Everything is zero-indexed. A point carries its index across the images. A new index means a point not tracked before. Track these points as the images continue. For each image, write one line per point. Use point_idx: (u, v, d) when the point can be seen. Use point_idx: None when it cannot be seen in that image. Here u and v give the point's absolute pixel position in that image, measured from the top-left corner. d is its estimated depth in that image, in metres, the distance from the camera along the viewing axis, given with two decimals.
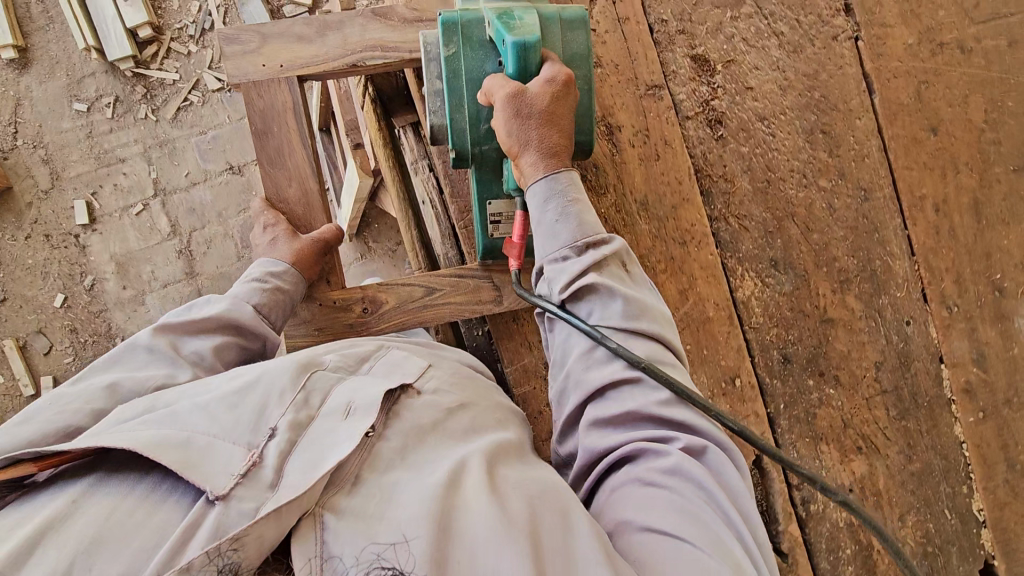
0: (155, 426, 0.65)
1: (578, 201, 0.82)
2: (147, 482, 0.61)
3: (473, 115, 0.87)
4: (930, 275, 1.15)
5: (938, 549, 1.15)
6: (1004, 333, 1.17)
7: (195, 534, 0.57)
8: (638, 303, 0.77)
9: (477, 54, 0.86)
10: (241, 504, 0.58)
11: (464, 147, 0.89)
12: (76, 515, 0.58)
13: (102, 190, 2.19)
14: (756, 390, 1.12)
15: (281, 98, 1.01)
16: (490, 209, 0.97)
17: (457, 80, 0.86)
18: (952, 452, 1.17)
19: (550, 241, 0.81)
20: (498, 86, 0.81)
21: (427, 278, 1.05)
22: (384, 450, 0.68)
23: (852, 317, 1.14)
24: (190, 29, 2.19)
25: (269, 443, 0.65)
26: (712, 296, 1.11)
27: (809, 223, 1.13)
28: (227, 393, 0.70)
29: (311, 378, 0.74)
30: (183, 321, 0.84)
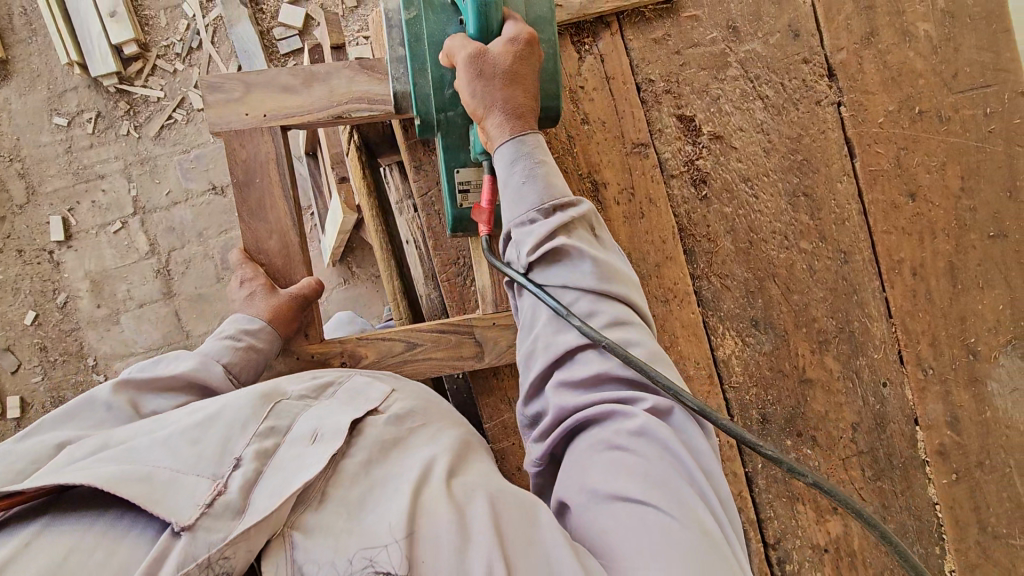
0: (113, 463, 0.63)
1: (546, 163, 0.81)
2: (106, 519, 0.59)
3: (437, 80, 0.87)
4: (906, 338, 1.16)
5: None
6: (978, 397, 1.18)
7: (161, 567, 0.54)
8: (607, 265, 0.77)
9: (439, 17, 0.86)
10: (209, 532, 0.56)
11: (429, 114, 0.90)
12: (29, 557, 0.55)
13: (80, 206, 2.15)
14: (735, 449, 1.16)
15: (264, 149, 1.00)
16: (459, 178, 0.96)
17: (419, 44, 0.87)
18: (926, 514, 1.18)
19: (518, 201, 0.79)
20: (458, 45, 0.81)
21: (408, 332, 1.03)
22: (350, 467, 0.66)
23: (830, 377, 1.15)
24: (176, 47, 2.15)
25: (234, 474, 0.63)
26: (693, 354, 1.12)
27: (790, 283, 1.14)
28: (188, 424, 0.68)
29: (274, 408, 0.72)
30: (148, 376, 0.81)
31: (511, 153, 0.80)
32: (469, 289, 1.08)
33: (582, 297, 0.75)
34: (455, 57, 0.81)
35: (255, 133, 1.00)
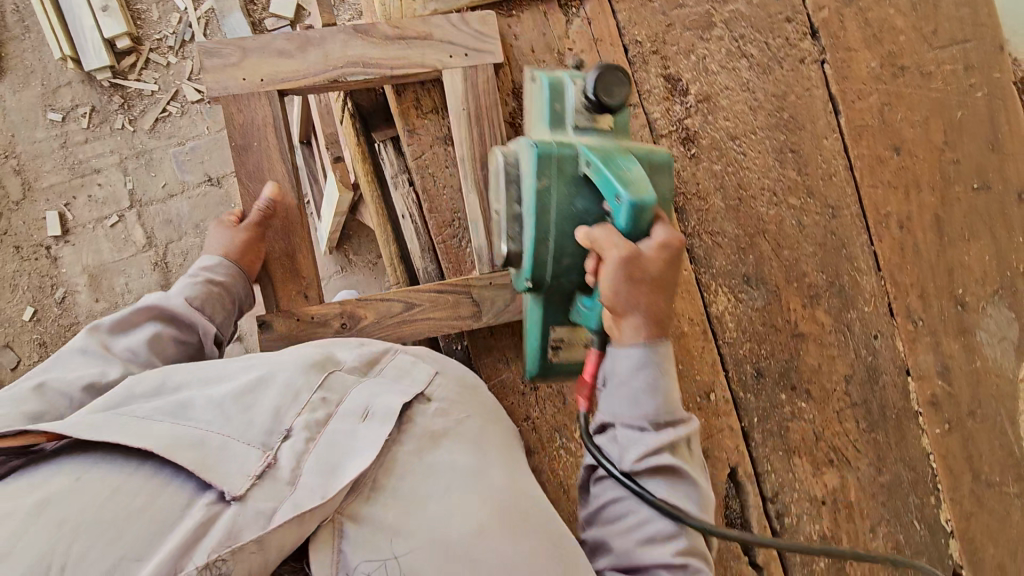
0: (166, 420, 0.65)
1: (669, 375, 0.76)
2: (150, 465, 0.61)
3: (558, 250, 0.84)
4: (895, 290, 1.19)
5: (908, 559, 1.20)
6: (966, 347, 1.21)
7: (208, 532, 0.56)
8: (702, 497, 0.74)
9: (569, 189, 0.83)
10: (259, 504, 0.59)
11: (544, 279, 0.86)
12: (78, 490, 0.57)
13: (77, 201, 2.16)
14: (731, 405, 1.15)
15: (261, 113, 1.02)
16: (552, 336, 0.95)
17: (546, 216, 0.82)
18: (920, 464, 1.20)
19: (633, 400, 0.74)
20: (604, 237, 0.77)
21: (405, 293, 1.04)
22: (401, 453, 0.70)
23: (823, 331, 1.17)
24: (169, 40, 2.17)
25: (285, 445, 0.65)
26: (686, 310, 1.14)
27: (779, 239, 1.16)
28: (240, 388, 0.70)
29: (326, 377, 0.74)
30: (117, 319, 0.86)
31: (637, 355, 0.75)
32: (465, 251, 1.09)
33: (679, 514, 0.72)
34: (597, 240, 0.78)
35: (251, 97, 1.02)
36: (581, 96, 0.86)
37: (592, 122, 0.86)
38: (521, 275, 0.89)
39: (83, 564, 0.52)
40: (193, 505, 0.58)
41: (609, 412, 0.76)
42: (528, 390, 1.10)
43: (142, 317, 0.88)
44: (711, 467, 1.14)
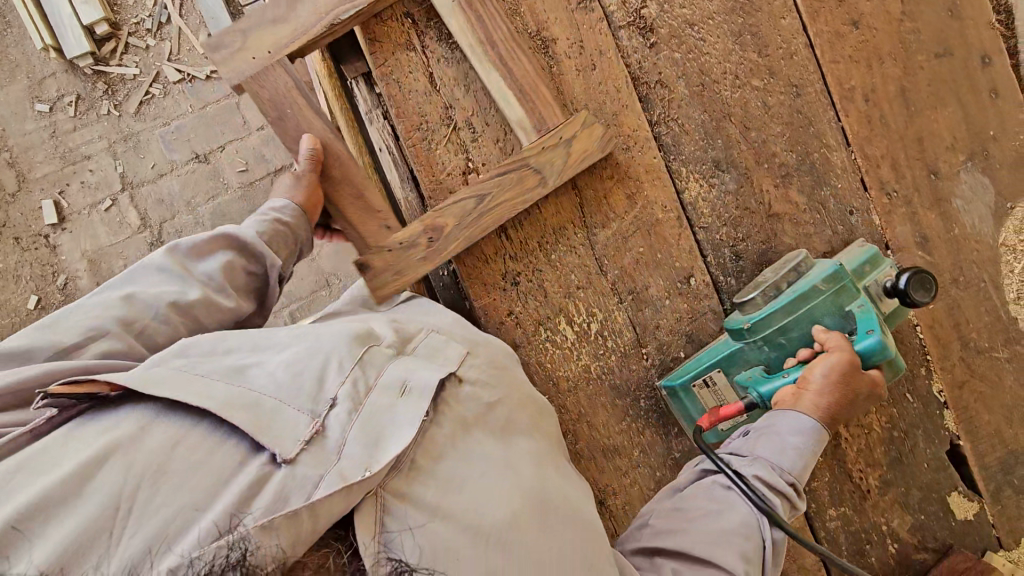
0: (224, 381, 0.71)
1: (812, 459, 0.99)
2: (207, 422, 0.67)
3: (784, 327, 1.05)
4: (867, 164, 1.20)
5: (904, 433, 1.20)
6: (943, 215, 1.22)
7: (260, 489, 0.63)
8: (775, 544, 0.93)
9: (831, 306, 1.04)
10: (306, 469, 0.65)
11: (760, 331, 1.06)
12: (143, 439, 0.64)
13: (71, 188, 2.20)
14: (712, 288, 1.17)
15: (282, 80, 1.07)
16: (711, 373, 1.10)
17: (804, 301, 1.04)
18: (908, 336, 1.20)
19: (780, 453, 0.98)
20: (840, 343, 1.00)
21: (474, 188, 1.08)
22: (438, 436, 0.76)
23: (797, 210, 1.18)
24: (147, 23, 2.19)
25: (331, 413, 0.71)
26: (658, 198, 1.16)
27: (746, 122, 1.17)
28: (293, 358, 0.76)
29: (367, 350, 0.79)
30: (194, 243, 0.93)
31: (804, 425, 0.98)
32: (434, 154, 1.12)
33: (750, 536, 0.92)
34: (830, 336, 1.01)
35: (266, 71, 1.07)
36: (888, 278, 1.08)
37: (880, 295, 1.08)
38: (742, 316, 1.08)
39: (150, 509, 0.60)
40: (246, 464, 0.65)
41: (756, 438, 1.01)
42: (509, 287, 1.13)
43: (215, 244, 0.95)
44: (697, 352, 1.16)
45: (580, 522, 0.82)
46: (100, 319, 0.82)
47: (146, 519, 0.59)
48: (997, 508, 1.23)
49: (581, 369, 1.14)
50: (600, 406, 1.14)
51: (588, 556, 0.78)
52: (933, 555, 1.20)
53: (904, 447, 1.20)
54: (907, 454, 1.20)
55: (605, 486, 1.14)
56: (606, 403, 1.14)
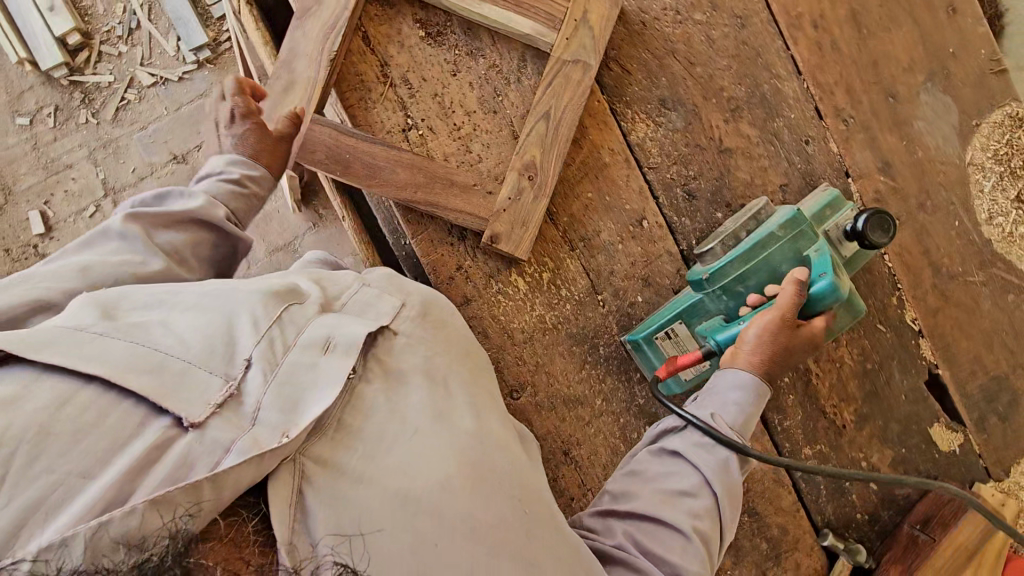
0: (123, 340, 0.65)
1: (755, 411, 0.93)
2: (97, 383, 0.61)
3: (743, 276, 0.99)
4: (820, 92, 1.17)
5: (878, 365, 1.17)
6: (905, 139, 1.17)
7: (161, 455, 0.59)
8: (730, 500, 0.85)
9: (789, 253, 0.98)
10: (216, 434, 0.61)
11: (716, 281, 1.01)
12: (24, 400, 0.57)
13: (55, 198, 2.17)
14: (665, 229, 1.14)
15: (327, 132, 1.06)
16: (672, 326, 1.05)
17: (761, 249, 0.98)
18: (876, 266, 1.17)
19: (722, 408, 0.92)
20: (790, 297, 0.93)
21: (538, 107, 1.09)
22: (367, 394, 0.72)
23: (750, 144, 1.15)
24: (118, 30, 2.16)
25: (247, 375, 0.67)
26: (607, 141, 1.14)
27: (691, 57, 1.15)
28: (206, 319, 0.70)
29: (287, 309, 0.74)
30: (157, 212, 0.86)
31: (743, 378, 0.93)
32: (371, 110, 1.11)
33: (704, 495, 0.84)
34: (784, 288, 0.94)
35: (307, 135, 1.05)
36: (849, 222, 1.03)
37: (840, 239, 1.03)
38: (702, 267, 1.03)
39: (29, 476, 0.54)
40: (145, 426, 0.60)
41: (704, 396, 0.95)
42: (456, 241, 1.12)
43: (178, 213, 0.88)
44: (654, 295, 1.14)
45: (530, 485, 0.76)
46: (48, 287, 0.73)
47: (23, 488, 0.53)
48: (983, 438, 1.18)
49: (535, 319, 1.12)
50: (558, 355, 1.12)
51: (535, 515, 0.73)
52: (917, 490, 1.17)
53: (879, 380, 1.17)
54: (883, 386, 1.17)
55: (568, 436, 1.12)
56: (564, 351, 1.12)
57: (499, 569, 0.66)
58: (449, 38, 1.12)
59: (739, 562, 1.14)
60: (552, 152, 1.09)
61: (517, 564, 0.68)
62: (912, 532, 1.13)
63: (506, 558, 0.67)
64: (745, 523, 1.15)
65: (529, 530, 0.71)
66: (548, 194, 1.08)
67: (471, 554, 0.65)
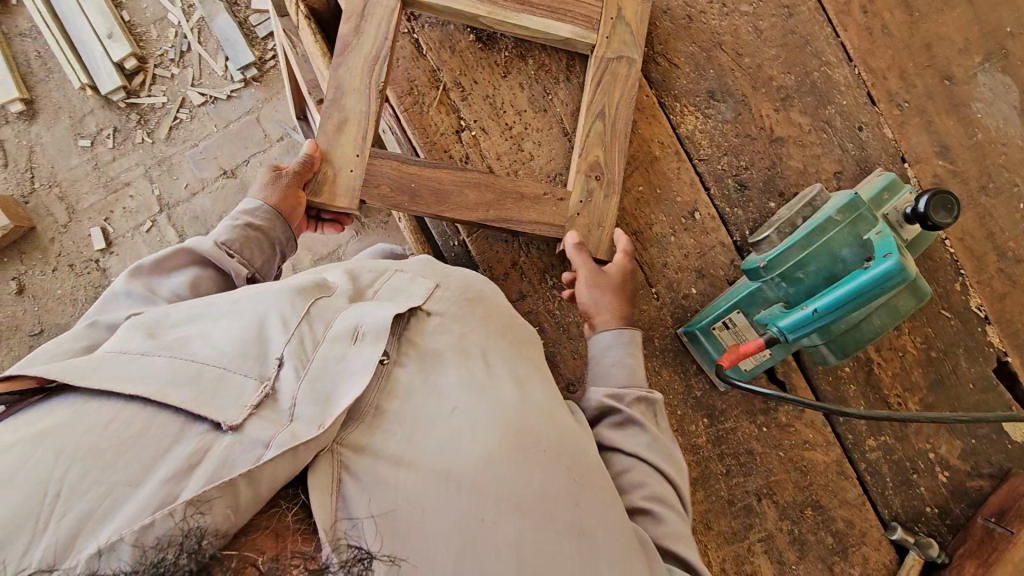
0: (162, 354, 0.60)
1: (636, 358, 0.93)
2: (140, 400, 0.55)
3: (801, 261, 0.98)
4: (872, 77, 1.15)
5: (942, 353, 1.14)
6: (964, 121, 1.15)
7: (202, 462, 0.53)
8: (664, 448, 0.83)
9: (848, 237, 0.97)
10: (257, 432, 0.56)
11: (772, 267, 1.00)
12: (73, 422, 0.53)
13: (115, 215, 2.13)
14: (718, 220, 1.14)
15: (389, 165, 1.04)
16: (732, 317, 1.06)
17: (818, 234, 0.97)
18: (937, 252, 1.14)
19: (604, 376, 0.90)
20: (583, 261, 1.03)
21: (587, 119, 1.09)
22: (401, 377, 0.69)
23: (802, 132, 1.15)
24: (170, 53, 2.20)
25: (281, 373, 0.62)
26: (656, 135, 1.15)
27: (738, 48, 1.15)
28: (238, 325, 0.65)
29: (315, 302, 0.70)
30: (156, 261, 0.83)
31: (606, 342, 0.94)
32: (427, 115, 1.14)
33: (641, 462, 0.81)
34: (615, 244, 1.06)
35: (370, 170, 1.03)
36: (909, 205, 1.01)
37: (901, 223, 1.01)
38: (757, 255, 1.03)
39: (82, 489, 0.49)
40: (186, 431, 0.54)
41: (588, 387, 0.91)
42: (512, 238, 1.14)
43: (177, 259, 0.86)
44: (709, 287, 1.14)
45: (576, 451, 0.72)
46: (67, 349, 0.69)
47: (75, 501, 0.48)
48: None
49: None
50: None
51: (583, 486, 0.69)
52: (988, 482, 1.13)
53: (944, 368, 1.14)
54: (949, 375, 1.13)
55: None
56: None
57: (551, 547, 0.62)
58: (499, 42, 1.15)
59: (804, 556, 1.12)
60: (613, 150, 1.09)
61: (569, 540, 0.64)
62: (986, 525, 1.07)
63: (557, 534, 0.64)
64: (808, 516, 1.13)
65: (576, 494, 0.68)
66: (617, 191, 1.08)
67: (520, 531, 0.61)
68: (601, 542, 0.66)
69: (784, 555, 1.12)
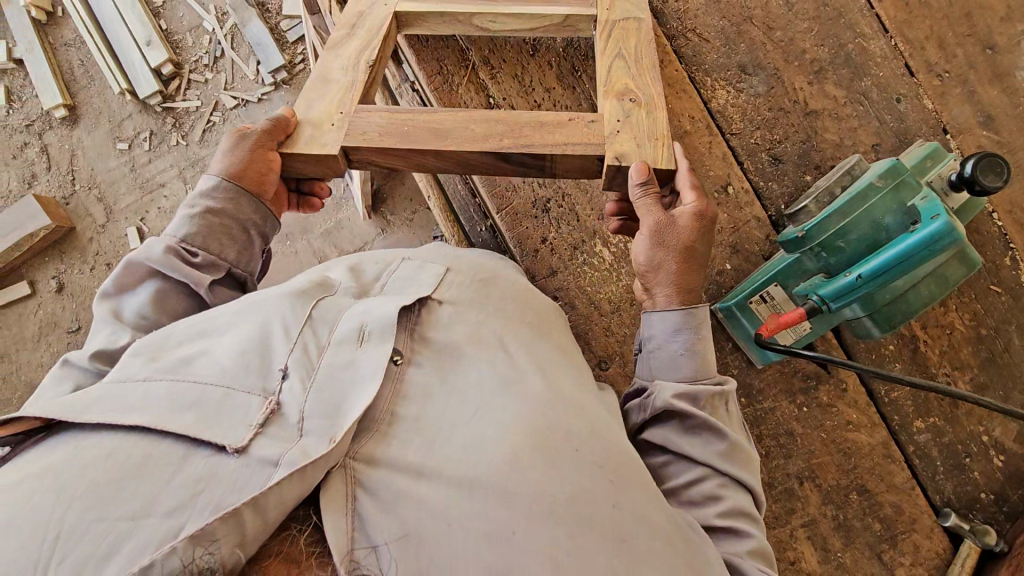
0: (162, 379, 0.57)
1: (705, 343, 0.82)
2: (138, 431, 0.52)
3: (840, 231, 0.95)
4: (909, 48, 1.13)
5: (994, 332, 1.08)
6: (1008, 90, 1.11)
7: (207, 488, 0.49)
8: (741, 451, 0.75)
9: (891, 203, 0.93)
10: (264, 452, 0.52)
11: (812, 236, 0.97)
12: (71, 461, 0.50)
13: (149, 215, 2.14)
14: (752, 195, 1.12)
15: (377, 115, 0.89)
16: (771, 292, 1.03)
17: (860, 203, 0.94)
18: (983, 225, 1.10)
19: (671, 364, 0.81)
20: (648, 210, 0.83)
21: (605, 64, 0.96)
22: (414, 377, 0.64)
23: (838, 105, 1.12)
24: (205, 58, 2.25)
25: (285, 386, 0.58)
26: (686, 110, 1.14)
27: (769, 22, 1.14)
28: (239, 341, 0.62)
29: (316, 307, 0.67)
30: (120, 282, 0.80)
31: (672, 322, 0.83)
32: (456, 93, 1.15)
33: (718, 469, 0.73)
34: (677, 180, 0.87)
35: (355, 120, 0.89)
36: (954, 171, 0.97)
37: (947, 190, 0.97)
38: (794, 228, 1.00)
39: (84, 530, 0.46)
40: (190, 457, 0.51)
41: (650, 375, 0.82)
42: (540, 214, 1.13)
43: (137, 274, 0.81)
44: (744, 262, 1.11)
45: (614, 449, 0.63)
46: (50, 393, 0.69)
47: (75, 544, 0.45)
48: None
49: (623, 289, 1.11)
50: None
51: (620, 482, 0.60)
52: None
53: (997, 347, 1.08)
54: (1002, 354, 1.08)
55: None
56: None
57: (587, 553, 0.54)
58: None
59: (850, 543, 1.07)
60: (645, 77, 0.94)
61: (607, 545, 0.55)
62: None
63: (592, 538, 0.55)
64: (854, 502, 1.08)
65: (615, 495, 0.59)
66: (661, 105, 0.90)
67: (552, 537, 0.53)
68: (644, 545, 0.57)
69: (829, 542, 1.07)
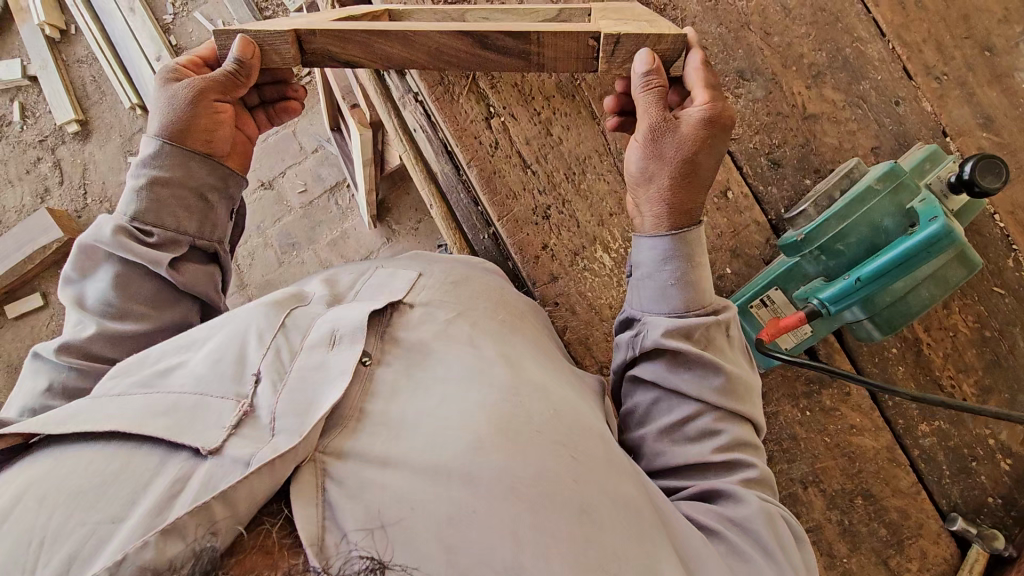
0: (139, 393, 0.59)
1: (698, 269, 0.79)
2: (117, 440, 0.54)
3: (840, 232, 0.95)
4: (907, 52, 1.13)
5: (998, 333, 1.08)
6: (1008, 91, 1.11)
7: (183, 489, 0.50)
8: (736, 383, 0.75)
9: (890, 205, 0.93)
10: (238, 451, 0.53)
11: (812, 238, 0.97)
12: (52, 472, 0.52)
13: None
14: (751, 199, 1.13)
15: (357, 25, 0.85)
16: (768, 295, 1.03)
17: (859, 204, 0.94)
18: (985, 226, 1.10)
19: (661, 293, 0.79)
20: (651, 104, 0.77)
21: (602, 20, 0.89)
22: (383, 375, 0.65)
23: (836, 108, 1.13)
24: None
25: (258, 390, 0.59)
26: None
27: (766, 27, 1.15)
28: (214, 350, 0.63)
29: (290, 315, 0.69)
30: (77, 269, 0.83)
31: (662, 249, 0.80)
32: (456, 103, 1.15)
33: (711, 406, 0.74)
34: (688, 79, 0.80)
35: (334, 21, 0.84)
36: (954, 172, 0.97)
37: (946, 192, 0.97)
38: (793, 231, 1.00)
39: (62, 536, 0.47)
40: (166, 463, 0.52)
41: (640, 307, 0.81)
42: (541, 220, 1.14)
43: (97, 258, 0.83)
44: (744, 266, 1.12)
45: (581, 436, 0.64)
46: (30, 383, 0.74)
47: (57, 547, 0.46)
48: None
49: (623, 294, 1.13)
50: None
51: (584, 461, 0.61)
52: None
53: (1001, 349, 1.07)
54: (1007, 355, 1.07)
55: None
56: None
57: (552, 526, 0.54)
58: None
59: (855, 549, 1.07)
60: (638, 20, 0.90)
61: (574, 517, 0.55)
62: None
63: (557, 511, 0.55)
64: (859, 506, 1.07)
65: (580, 472, 0.59)
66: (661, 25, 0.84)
67: (517, 517, 0.53)
68: (610, 518, 0.57)
69: (834, 547, 1.07)
